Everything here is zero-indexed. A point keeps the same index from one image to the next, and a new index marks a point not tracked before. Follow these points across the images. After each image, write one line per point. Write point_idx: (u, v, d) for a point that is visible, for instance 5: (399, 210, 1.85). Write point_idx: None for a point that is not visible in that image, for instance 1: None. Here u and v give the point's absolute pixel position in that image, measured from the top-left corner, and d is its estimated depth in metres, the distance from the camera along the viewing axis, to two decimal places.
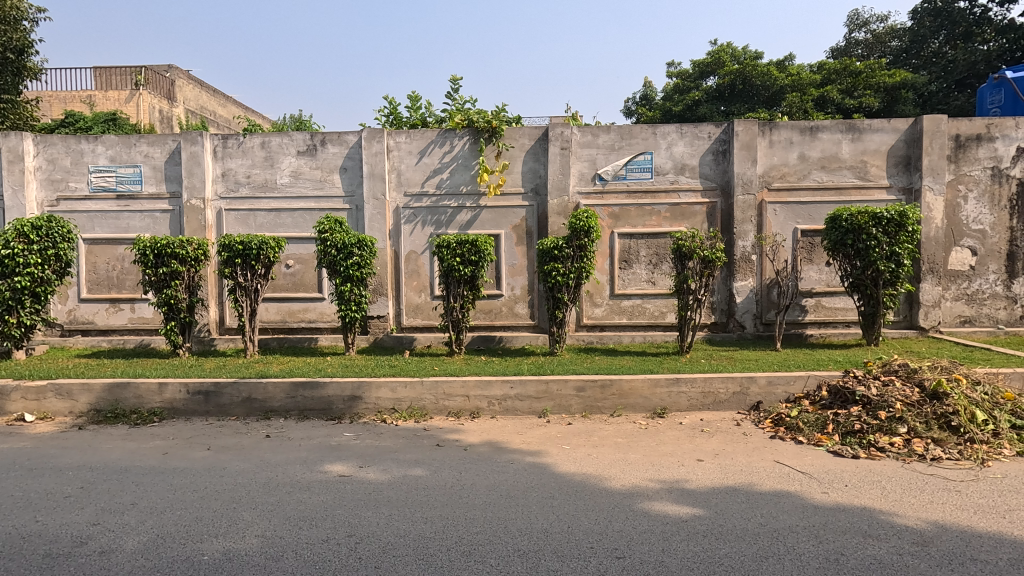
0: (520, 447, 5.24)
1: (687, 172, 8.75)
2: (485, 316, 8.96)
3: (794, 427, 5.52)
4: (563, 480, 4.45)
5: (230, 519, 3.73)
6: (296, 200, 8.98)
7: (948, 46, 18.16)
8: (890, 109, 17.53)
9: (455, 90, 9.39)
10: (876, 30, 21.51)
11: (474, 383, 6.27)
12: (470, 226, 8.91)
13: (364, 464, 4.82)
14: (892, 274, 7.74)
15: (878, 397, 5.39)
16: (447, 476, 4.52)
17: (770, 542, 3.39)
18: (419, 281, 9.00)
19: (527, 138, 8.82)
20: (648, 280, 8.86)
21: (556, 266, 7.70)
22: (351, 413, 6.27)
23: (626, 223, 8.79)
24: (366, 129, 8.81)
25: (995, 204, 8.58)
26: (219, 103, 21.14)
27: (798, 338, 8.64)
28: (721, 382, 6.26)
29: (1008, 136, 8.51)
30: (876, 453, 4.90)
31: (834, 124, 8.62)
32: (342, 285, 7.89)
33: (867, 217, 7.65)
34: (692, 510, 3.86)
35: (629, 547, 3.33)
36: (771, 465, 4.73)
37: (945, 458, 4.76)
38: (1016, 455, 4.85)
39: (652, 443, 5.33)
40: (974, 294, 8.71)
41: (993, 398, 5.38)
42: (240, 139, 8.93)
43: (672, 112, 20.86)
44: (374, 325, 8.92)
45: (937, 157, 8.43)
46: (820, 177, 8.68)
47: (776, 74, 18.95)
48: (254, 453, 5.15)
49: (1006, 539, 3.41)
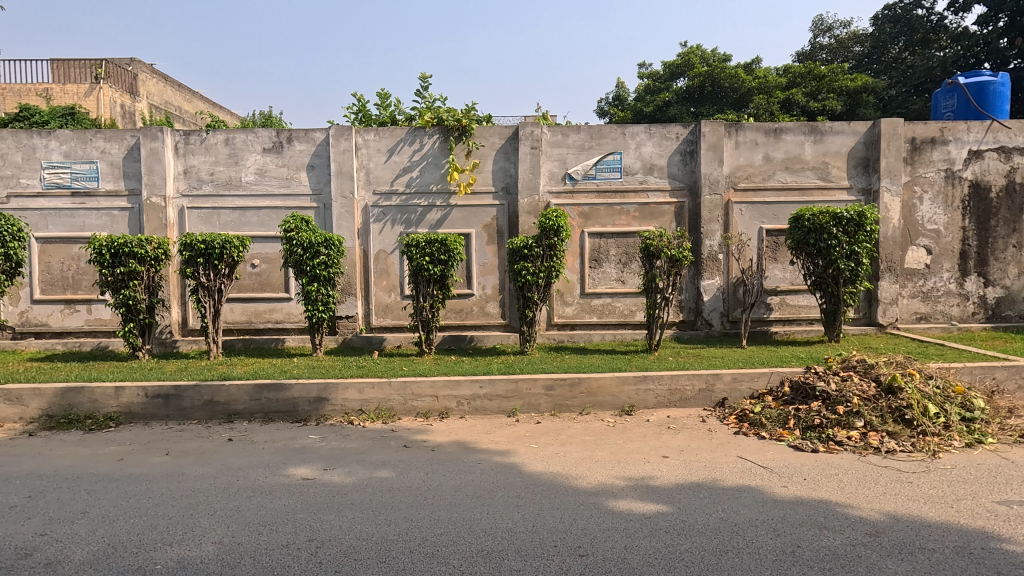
0: (488, 447, 5.23)
1: (656, 172, 8.85)
2: (456, 316, 8.91)
3: (757, 422, 5.64)
4: (530, 479, 4.45)
5: (185, 526, 3.62)
6: (261, 199, 8.79)
7: (907, 51, 18.72)
8: (852, 112, 18.03)
9: (425, 87, 9.30)
10: (840, 35, 22.04)
11: (443, 383, 6.23)
12: (440, 225, 8.85)
13: (329, 467, 4.74)
14: (852, 273, 7.97)
15: (838, 392, 5.53)
16: (413, 477, 4.48)
17: (730, 536, 3.45)
18: (388, 280, 8.91)
19: (497, 137, 8.81)
20: (618, 279, 8.94)
21: (526, 266, 7.70)
22: (317, 415, 6.16)
23: (595, 222, 8.84)
24: (333, 127, 8.68)
25: (948, 205, 8.90)
26: (185, 98, 20.64)
27: (763, 335, 8.83)
28: (687, 379, 6.36)
29: (961, 139, 8.84)
30: (834, 447, 5.04)
31: (797, 125, 8.83)
32: (308, 285, 7.75)
33: (828, 217, 7.86)
34: (657, 507, 3.90)
35: (592, 545, 3.35)
36: (733, 460, 4.81)
37: (900, 451, 4.92)
38: (965, 446, 5.05)
39: (620, 440, 5.39)
40: (929, 292, 9.03)
41: (944, 391, 5.56)
42: (203, 135, 8.71)
43: (643, 112, 21.12)
44: (343, 325, 8.81)
45: (894, 159, 8.72)
46: (785, 178, 8.87)
47: (743, 77, 19.38)
48: (215, 457, 5.02)
49: (953, 528, 3.54)
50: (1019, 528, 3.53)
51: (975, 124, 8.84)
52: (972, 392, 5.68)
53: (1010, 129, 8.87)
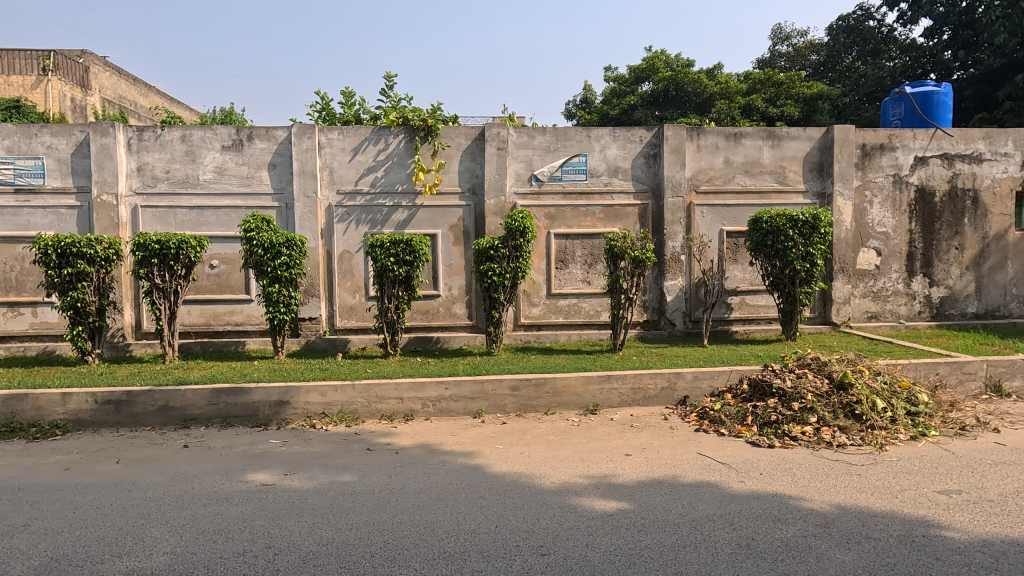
0: (452, 448, 5.22)
1: (620, 174, 8.98)
2: (422, 317, 8.85)
3: (717, 420, 5.78)
4: (494, 480, 4.45)
5: (135, 536, 3.50)
6: (220, 197, 8.55)
7: (859, 61, 19.45)
8: (809, 118, 18.78)
9: (390, 86, 9.21)
10: (797, 44, 22.71)
11: (407, 386, 6.18)
12: (406, 225, 8.78)
13: (290, 472, 4.64)
14: (807, 273, 8.24)
15: (793, 389, 5.72)
16: (376, 481, 4.43)
17: (689, 532, 3.52)
18: (353, 281, 8.78)
19: (463, 137, 8.80)
20: (584, 280, 9.03)
21: (492, 266, 7.70)
22: (278, 419, 6.03)
23: (561, 223, 8.91)
24: (295, 125, 8.51)
25: (896, 209, 9.31)
26: (141, 92, 19.94)
27: (724, 334, 9.06)
28: (650, 378, 6.48)
29: (907, 146, 9.25)
30: (789, 442, 5.21)
31: (755, 131, 9.09)
32: (269, 286, 7.58)
33: (784, 219, 8.12)
34: (619, 504, 3.96)
35: (554, 543, 3.38)
36: (693, 457, 4.92)
37: (850, 444, 5.12)
38: (910, 439, 5.29)
39: (584, 439, 5.45)
40: (879, 292, 9.42)
41: (891, 387, 5.82)
42: (158, 131, 8.42)
43: (609, 116, 21.45)
44: (306, 327, 8.65)
45: (847, 164, 9.08)
46: (744, 181, 9.12)
47: (706, 82, 19.86)
48: (169, 464, 4.85)
49: (897, 517, 3.70)
50: (957, 515, 3.72)
51: (920, 132, 9.27)
52: (917, 387, 5.95)
53: (952, 137, 9.33)
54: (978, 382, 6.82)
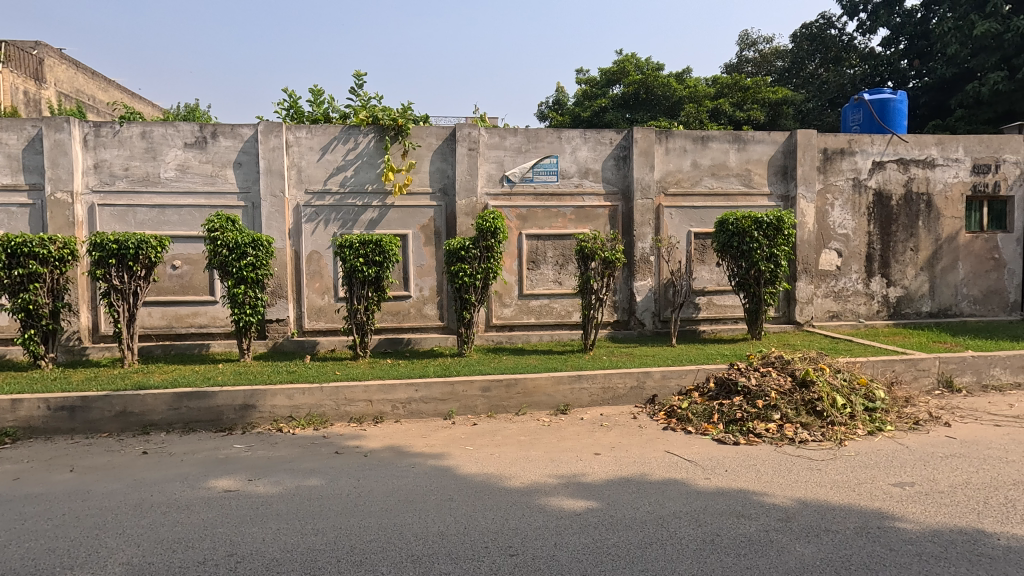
0: (422, 451, 5.18)
1: (591, 176, 9.07)
2: (392, 318, 8.77)
3: (684, 417, 5.88)
4: (463, 481, 4.44)
5: (89, 547, 3.37)
6: (182, 196, 8.31)
7: (822, 67, 20.07)
8: (774, 123, 19.31)
9: (360, 85, 9.10)
10: (763, 50, 23.26)
11: (377, 388, 6.12)
12: (376, 226, 8.68)
13: (254, 477, 4.54)
14: (771, 273, 8.45)
15: (757, 387, 5.87)
16: (344, 485, 4.37)
17: (655, 529, 3.58)
18: (322, 282, 8.65)
19: (433, 137, 8.75)
20: (555, 281, 9.08)
21: (463, 267, 7.68)
22: (243, 423, 5.89)
23: (533, 224, 8.94)
24: (262, 123, 8.33)
25: (856, 212, 9.62)
26: (99, 86, 19.27)
27: (692, 334, 9.24)
28: (619, 377, 6.56)
29: (866, 151, 9.57)
30: (753, 439, 5.34)
31: (722, 134, 9.29)
32: (235, 287, 7.40)
33: (749, 221, 8.31)
34: (587, 503, 3.99)
35: (522, 544, 3.39)
36: (661, 455, 5.00)
37: (811, 440, 5.28)
38: (868, 434, 5.47)
39: (554, 439, 5.48)
40: (840, 292, 9.72)
41: (850, 384, 6.03)
42: (116, 127, 8.14)
43: (581, 118, 21.64)
44: (273, 329, 8.48)
45: (809, 168, 9.35)
46: (711, 184, 9.31)
47: (675, 86, 20.20)
48: (127, 472, 4.69)
49: (854, 510, 3.83)
50: (910, 506, 3.86)
51: (878, 138, 9.61)
52: (875, 384, 6.17)
53: (908, 143, 9.69)
54: (931, 378, 7.10)
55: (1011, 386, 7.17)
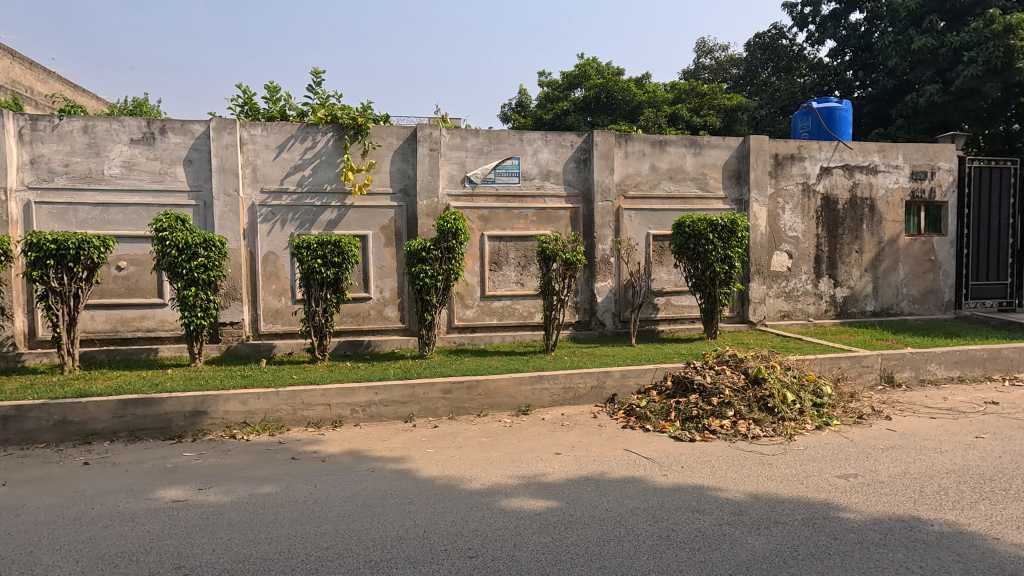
0: (382, 454, 5.11)
1: (552, 178, 9.14)
2: (352, 320, 8.62)
3: (642, 416, 5.99)
4: (423, 484, 4.40)
5: (22, 566, 3.18)
6: (128, 194, 7.95)
7: (774, 76, 20.81)
8: (729, 128, 19.93)
9: (318, 83, 8.91)
10: (719, 57, 23.93)
11: (335, 391, 6.00)
12: (335, 226, 8.51)
13: (205, 486, 4.38)
14: (726, 275, 8.71)
15: (712, 384, 6.03)
16: (300, 491, 4.26)
17: (613, 526, 3.63)
18: (278, 284, 8.42)
19: (394, 137, 8.65)
20: (517, 282, 9.11)
21: (424, 268, 7.62)
22: (194, 430, 5.68)
23: (494, 225, 8.94)
24: (214, 120, 8.06)
25: (805, 215, 10.02)
26: (38, 78, 18.26)
27: (651, 334, 9.43)
28: (580, 377, 6.63)
29: (814, 157, 9.98)
30: (708, 436, 5.48)
31: (679, 139, 9.53)
32: (184, 290, 7.11)
33: (705, 224, 8.53)
34: (547, 503, 4.01)
35: (482, 546, 3.38)
36: (620, 453, 5.08)
37: (763, 436, 5.46)
38: (816, 428, 5.70)
39: (516, 440, 5.50)
40: (790, 292, 10.09)
41: (800, 381, 6.26)
42: (55, 120, 7.72)
43: (543, 120, 21.82)
44: (227, 333, 8.22)
45: (761, 172, 9.69)
46: (669, 187, 9.53)
47: (635, 91, 20.52)
48: (66, 484, 4.45)
49: (802, 502, 3.98)
50: (853, 497, 4.04)
51: (825, 144, 10.03)
52: (822, 380, 6.44)
53: (853, 150, 10.16)
54: (874, 374, 7.45)
55: (946, 380, 7.61)
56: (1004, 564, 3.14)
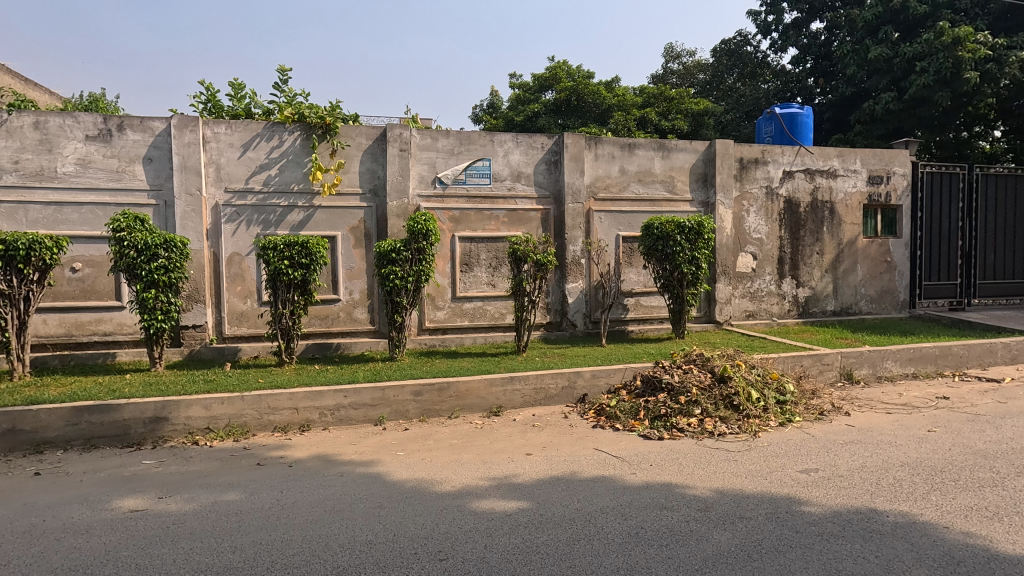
0: (351, 458, 5.04)
1: (523, 180, 9.17)
2: (321, 323, 8.47)
3: (612, 415, 6.06)
4: (393, 488, 4.35)
5: None
6: (83, 193, 7.65)
7: (739, 82, 21.35)
8: (696, 132, 20.42)
9: (285, 81, 8.74)
10: (686, 62, 24.40)
11: (303, 395, 5.88)
12: (302, 227, 8.35)
13: (165, 495, 4.24)
14: (693, 276, 8.89)
15: (680, 383, 6.14)
16: (266, 498, 4.17)
17: (583, 525, 3.66)
18: (243, 285, 8.21)
19: (363, 137, 8.54)
20: (488, 283, 9.10)
21: (394, 269, 7.55)
22: (154, 437, 5.50)
23: (465, 226, 8.91)
24: (175, 117, 7.82)
25: (769, 217, 10.29)
26: None
27: (621, 334, 9.55)
28: (551, 378, 6.66)
29: (777, 161, 10.27)
30: (676, 433, 5.58)
31: (647, 142, 9.68)
32: (143, 292, 6.87)
33: (673, 226, 8.68)
34: (518, 504, 4.02)
35: (453, 548, 3.37)
36: (591, 453, 5.13)
37: (729, 433, 5.58)
38: (779, 425, 5.86)
39: (487, 441, 5.49)
40: (755, 292, 10.35)
41: (764, 379, 6.42)
42: (4, 115, 7.38)
43: (514, 121, 21.90)
44: (189, 336, 7.99)
45: (727, 176, 9.93)
46: (638, 190, 9.67)
47: (604, 94, 20.86)
48: (15, 496, 4.25)
49: (765, 497, 4.08)
50: (814, 491, 4.18)
51: (788, 149, 10.33)
52: (785, 378, 6.62)
53: (814, 154, 10.48)
54: (834, 371, 7.70)
55: (901, 376, 7.92)
56: (953, 552, 3.28)
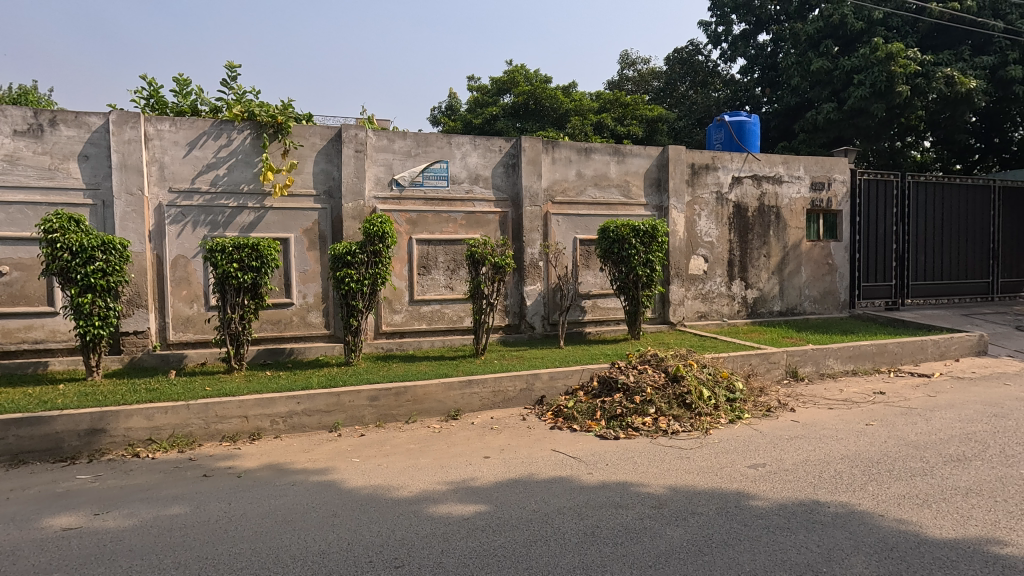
0: (304, 466, 4.90)
1: (481, 182, 9.17)
2: (272, 327, 8.22)
3: (570, 416, 6.12)
4: (348, 495, 4.26)
5: None
6: (10, 192, 7.18)
7: (691, 89, 21.99)
8: (650, 138, 20.79)
9: (233, 77, 8.45)
10: (641, 69, 24.97)
11: (253, 402, 5.69)
12: (252, 228, 8.09)
13: (102, 511, 4.01)
14: (647, 278, 9.09)
15: (635, 383, 6.27)
16: (213, 510, 4.01)
17: (540, 526, 3.68)
18: (189, 289, 7.88)
19: (317, 137, 8.35)
20: (446, 286, 9.03)
21: (349, 272, 7.40)
22: (91, 450, 5.21)
23: (423, 229, 8.84)
24: (114, 112, 7.45)
25: (719, 221, 10.65)
26: None
27: (579, 336, 9.67)
28: (509, 380, 6.67)
29: (726, 167, 10.63)
30: (632, 433, 5.70)
31: (603, 147, 9.85)
32: (78, 296, 6.50)
33: (628, 229, 8.86)
34: (476, 507, 4.01)
35: (409, 554, 3.33)
36: (548, 454, 5.17)
37: (682, 431, 5.74)
38: (729, 422, 6.07)
39: (445, 445, 5.45)
40: (707, 293, 10.68)
41: (715, 377, 6.62)
42: None
43: (472, 124, 21.92)
44: (130, 343, 7.61)
45: (679, 180, 10.22)
46: (594, 194, 9.83)
47: (561, 99, 21.14)
48: None
49: (716, 493, 4.21)
50: (761, 485, 4.33)
51: (736, 156, 10.71)
52: (735, 376, 6.85)
53: (760, 161, 10.91)
54: (780, 369, 8.01)
55: (841, 373, 8.33)
56: (888, 539, 3.47)
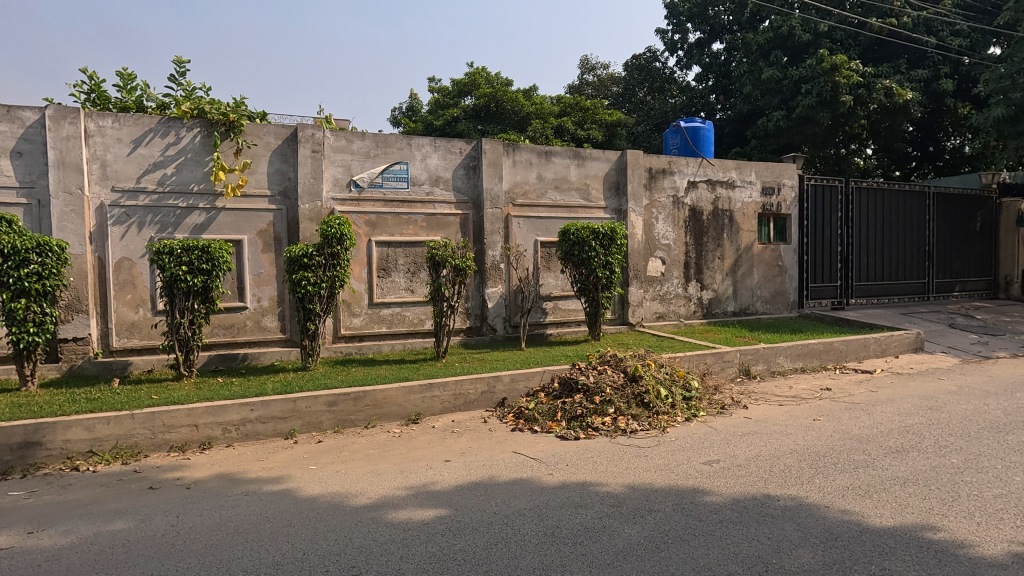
0: (258, 476, 4.75)
1: (441, 184, 9.12)
2: (225, 332, 7.95)
3: (531, 417, 6.16)
4: (304, 504, 4.16)
5: None
6: None
7: (649, 95, 22.47)
8: (610, 142, 21.19)
9: (182, 73, 8.14)
10: (600, 74, 25.34)
11: (203, 410, 5.48)
12: (203, 229, 7.80)
13: (37, 529, 3.78)
14: (607, 280, 9.23)
15: (595, 384, 6.35)
16: (160, 524, 3.84)
17: (500, 528, 3.69)
18: (135, 293, 7.54)
19: (271, 137, 8.13)
20: (406, 289, 8.93)
21: (306, 275, 7.23)
22: (25, 465, 4.92)
23: (382, 231, 8.72)
24: (51, 107, 7.05)
25: (676, 224, 10.92)
26: None
27: (540, 337, 9.74)
28: (470, 383, 6.65)
29: (682, 172, 10.92)
30: (591, 432, 5.77)
31: (563, 150, 9.96)
32: (11, 301, 6.11)
33: (588, 232, 8.99)
34: (436, 512, 3.98)
35: (367, 561, 3.27)
36: (509, 456, 5.18)
37: (640, 430, 5.85)
38: (686, 420, 6.22)
39: (405, 450, 5.39)
40: (664, 295, 10.92)
41: (672, 376, 6.78)
42: None
43: (433, 126, 21.76)
44: (70, 350, 7.21)
45: (637, 184, 10.43)
46: (554, 196, 9.92)
47: (522, 102, 21.25)
48: None
49: (673, 489, 4.30)
50: (715, 481, 4.46)
51: (692, 160, 11.01)
52: (691, 375, 7.03)
53: (714, 166, 11.25)
54: (734, 367, 8.28)
55: (791, 370, 8.67)
56: (833, 529, 3.63)
